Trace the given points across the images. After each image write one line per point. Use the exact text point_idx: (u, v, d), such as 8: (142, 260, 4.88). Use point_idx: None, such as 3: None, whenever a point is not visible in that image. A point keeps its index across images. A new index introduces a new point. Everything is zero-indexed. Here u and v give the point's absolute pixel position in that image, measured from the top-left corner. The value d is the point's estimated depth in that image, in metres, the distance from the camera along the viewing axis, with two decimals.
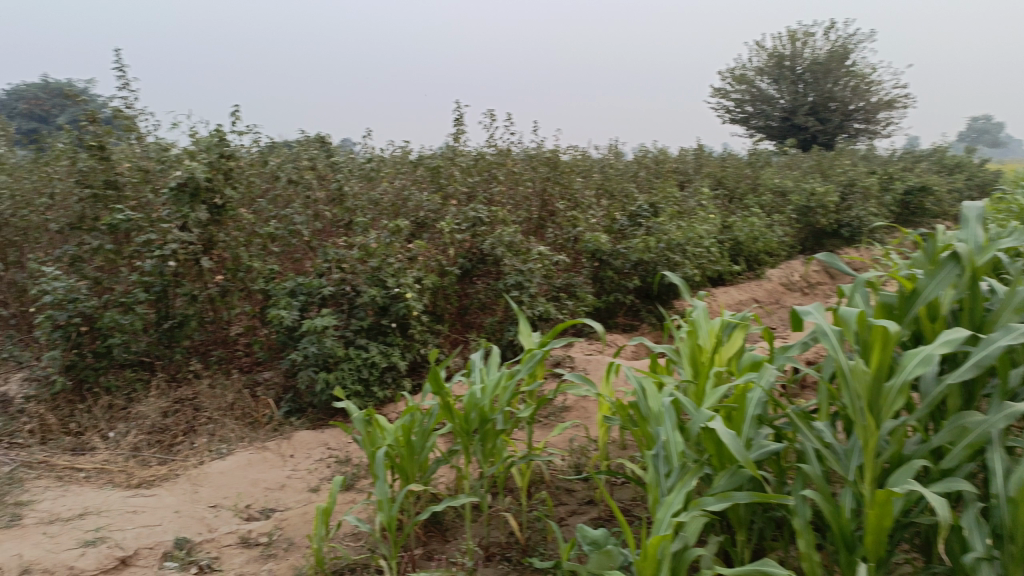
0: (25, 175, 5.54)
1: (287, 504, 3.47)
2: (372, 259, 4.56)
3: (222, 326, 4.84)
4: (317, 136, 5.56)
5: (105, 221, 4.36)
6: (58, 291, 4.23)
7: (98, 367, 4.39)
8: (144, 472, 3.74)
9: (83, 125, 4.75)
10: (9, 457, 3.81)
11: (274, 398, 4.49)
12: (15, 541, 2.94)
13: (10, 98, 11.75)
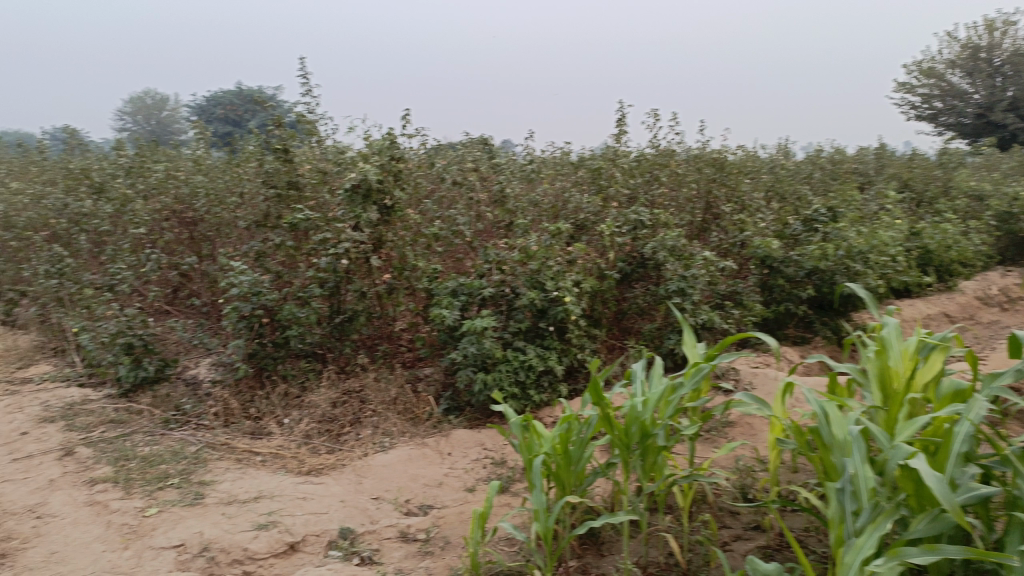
0: (219, 175, 6.03)
1: (444, 502, 3.51)
2: (532, 261, 4.48)
3: (387, 322, 4.98)
4: (480, 138, 5.68)
5: (287, 220, 4.63)
6: (244, 284, 4.51)
7: (277, 356, 4.68)
8: (315, 459, 3.93)
9: (271, 129, 5.12)
10: (197, 437, 4.14)
11: (434, 395, 4.58)
12: (198, 519, 3.17)
13: (210, 105, 13.02)
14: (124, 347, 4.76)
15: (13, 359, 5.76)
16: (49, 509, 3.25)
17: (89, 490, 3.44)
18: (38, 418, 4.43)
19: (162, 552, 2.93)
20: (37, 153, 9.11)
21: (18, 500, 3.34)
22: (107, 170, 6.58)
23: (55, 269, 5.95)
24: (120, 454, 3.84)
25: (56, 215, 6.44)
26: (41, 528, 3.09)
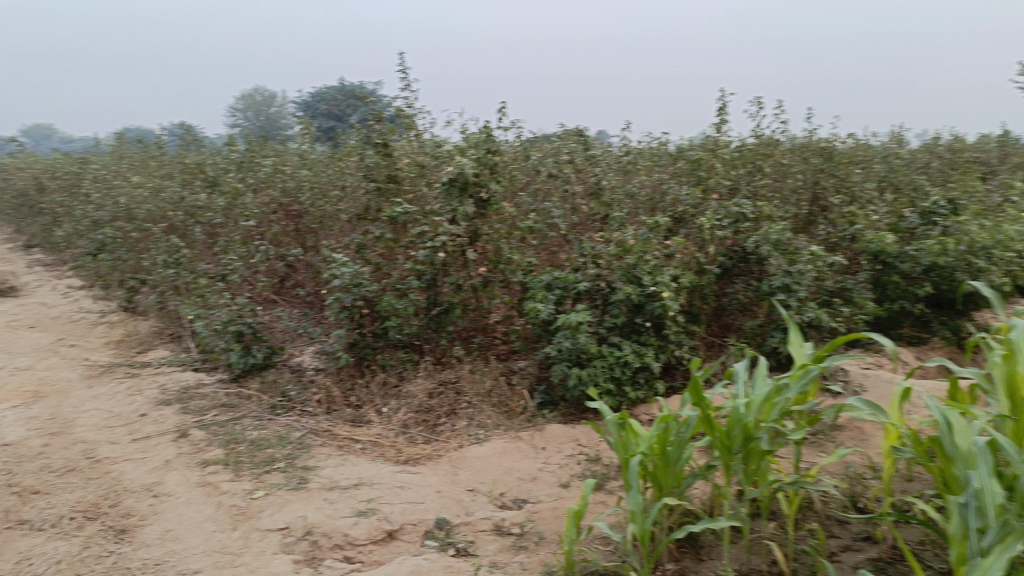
0: (322, 169, 6.24)
1: (539, 497, 3.51)
2: (629, 255, 4.39)
3: (482, 315, 5.01)
4: (576, 129, 5.63)
5: (386, 214, 4.73)
6: (345, 276, 4.63)
7: (376, 346, 4.79)
8: (412, 449, 4.01)
9: (371, 124, 5.27)
10: (301, 423, 4.29)
11: (528, 388, 4.58)
12: (302, 503, 3.29)
13: (314, 100, 13.52)
14: (234, 334, 5.00)
15: (135, 343, 6.16)
16: (166, 488, 3.44)
17: (202, 471, 3.63)
18: (156, 400, 4.71)
19: (268, 534, 3.06)
20: (157, 149, 9.68)
21: (137, 478, 3.55)
22: (219, 165, 6.92)
23: (172, 259, 6.32)
24: (230, 437, 4.02)
25: (174, 208, 6.83)
26: (158, 506, 3.27)
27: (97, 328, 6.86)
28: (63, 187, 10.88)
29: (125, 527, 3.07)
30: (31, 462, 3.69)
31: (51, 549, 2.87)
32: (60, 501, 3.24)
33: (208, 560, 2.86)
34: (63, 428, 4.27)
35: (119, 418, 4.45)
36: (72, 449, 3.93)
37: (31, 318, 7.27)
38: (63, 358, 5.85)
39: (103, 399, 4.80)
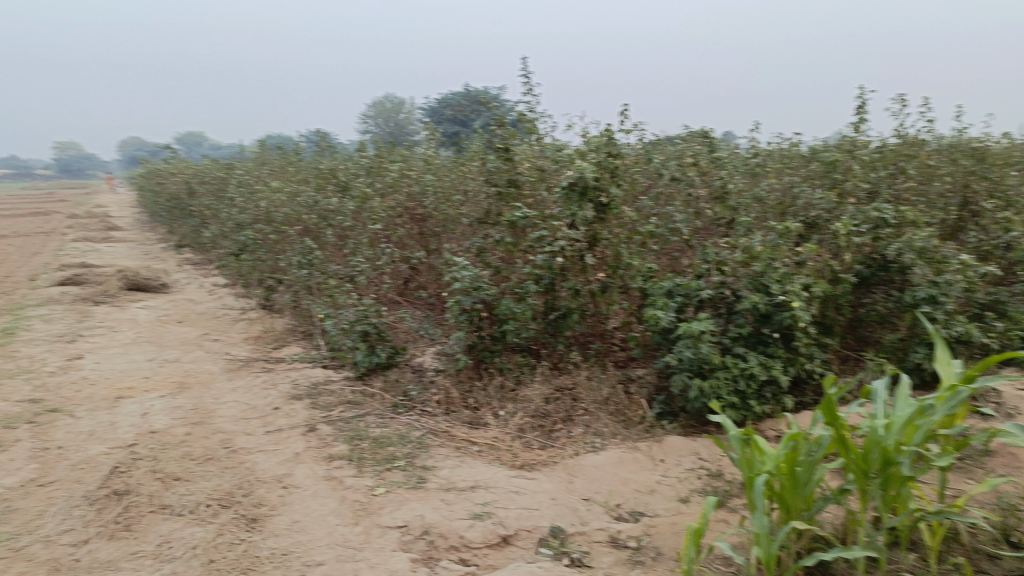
0: (446, 174, 6.38)
1: (657, 511, 3.41)
2: (755, 262, 4.19)
3: (600, 321, 4.91)
4: (701, 131, 5.47)
5: (506, 218, 4.75)
6: (466, 279, 4.70)
7: (494, 349, 4.83)
8: (528, 454, 4.00)
9: (494, 129, 5.31)
10: (421, 422, 4.39)
11: (647, 398, 4.48)
12: (420, 502, 3.35)
13: (440, 106, 13.91)
14: (360, 334, 5.20)
15: (271, 339, 6.53)
16: (294, 480, 3.61)
17: (327, 465, 3.78)
18: (288, 395, 4.97)
19: (388, 531, 3.14)
20: (294, 155, 10.25)
21: (269, 469, 3.75)
22: (350, 170, 7.23)
23: (306, 261, 6.67)
24: (354, 434, 4.18)
25: (308, 211, 7.20)
26: (287, 497, 3.43)
27: (238, 324, 7.33)
28: (211, 191, 11.73)
29: (257, 516, 3.23)
30: (176, 449, 3.97)
31: (188, 533, 3.04)
32: (199, 488, 3.44)
33: (331, 553, 2.97)
34: (205, 418, 4.58)
35: (254, 410, 4.72)
36: (212, 438, 4.20)
37: (181, 313, 7.87)
38: (208, 351, 6.29)
39: (241, 392, 5.11)
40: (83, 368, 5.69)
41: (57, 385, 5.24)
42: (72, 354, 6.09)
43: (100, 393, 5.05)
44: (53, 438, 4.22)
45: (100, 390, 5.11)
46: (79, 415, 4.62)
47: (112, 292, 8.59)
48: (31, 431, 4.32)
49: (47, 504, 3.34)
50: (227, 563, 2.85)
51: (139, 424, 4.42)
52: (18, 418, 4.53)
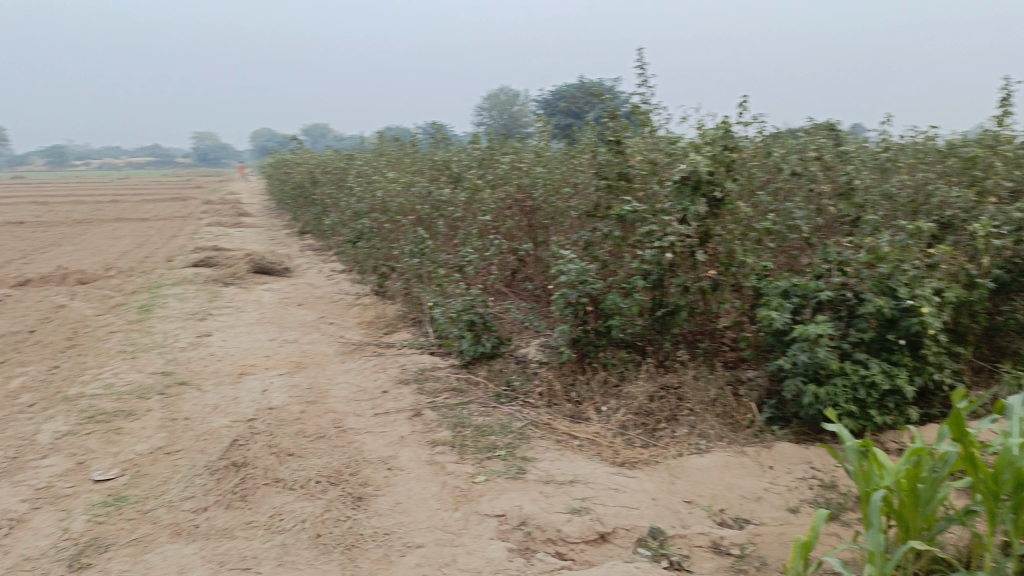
0: (557, 167, 6.37)
1: (763, 519, 3.28)
2: (881, 264, 3.95)
3: (710, 319, 4.76)
4: (826, 123, 5.21)
5: (616, 211, 4.68)
6: (572, 272, 4.67)
7: (599, 344, 4.79)
8: (630, 451, 3.94)
9: (606, 122, 5.28)
10: (523, 413, 4.41)
11: (757, 401, 4.31)
12: (519, 493, 3.37)
13: (554, 98, 13.91)
14: (467, 323, 5.28)
15: (382, 324, 6.75)
16: (399, 463, 3.72)
17: (431, 450, 3.87)
18: (396, 379, 5.12)
19: (486, 519, 3.17)
20: (411, 147, 10.53)
21: (375, 450, 3.88)
22: (463, 162, 7.35)
23: (417, 250, 6.85)
24: (457, 421, 4.25)
25: (421, 201, 7.38)
26: (391, 478, 3.54)
27: (352, 309, 7.63)
28: (332, 180, 12.24)
29: (362, 495, 3.35)
30: (290, 426, 4.18)
31: (299, 507, 3.19)
32: (310, 464, 3.59)
33: (430, 536, 3.04)
34: (318, 397, 4.79)
35: (364, 393, 4.90)
36: (324, 417, 4.39)
37: (301, 297, 8.28)
38: (323, 334, 6.58)
39: (352, 374, 5.32)
40: (211, 345, 6.08)
41: (188, 360, 5.63)
42: (201, 331, 6.53)
43: (225, 369, 5.39)
44: (182, 409, 4.53)
45: (225, 367, 5.44)
46: (206, 388, 4.94)
47: (239, 275, 9.13)
48: (163, 402, 4.66)
49: (174, 471, 3.60)
50: (332, 539, 2.97)
51: (258, 401, 4.68)
52: (152, 389, 4.90)
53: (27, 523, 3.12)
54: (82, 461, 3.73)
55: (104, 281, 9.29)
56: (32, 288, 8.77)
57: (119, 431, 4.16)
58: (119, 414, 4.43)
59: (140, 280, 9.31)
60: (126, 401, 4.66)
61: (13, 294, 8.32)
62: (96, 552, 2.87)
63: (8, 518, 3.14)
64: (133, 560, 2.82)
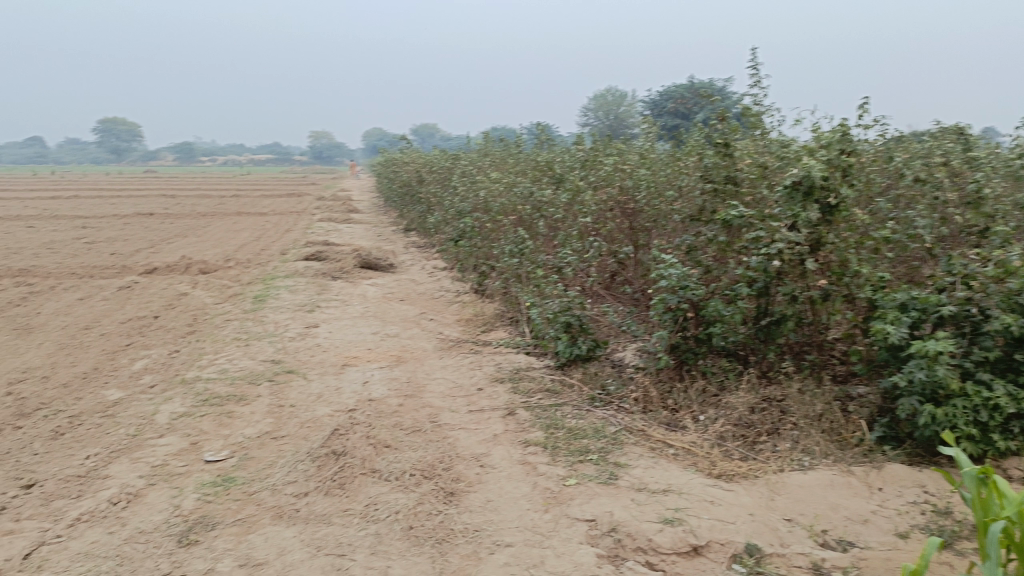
0: (661, 169, 6.24)
1: (868, 543, 3.11)
2: (1011, 279, 3.67)
3: (819, 330, 4.53)
4: (954, 126, 4.91)
5: (721, 216, 4.53)
6: (673, 277, 4.57)
7: (698, 351, 4.67)
8: (728, 463, 3.81)
9: (714, 124, 5.16)
10: (617, 418, 4.35)
11: (867, 419, 4.08)
12: (610, 499, 3.33)
13: (663, 99, 13.65)
14: (563, 325, 5.25)
15: (481, 322, 6.84)
16: (491, 460, 3.75)
17: (523, 450, 3.88)
18: (492, 377, 5.18)
19: (576, 523, 3.15)
20: (515, 148, 10.61)
21: (469, 446, 3.93)
22: (566, 163, 7.34)
23: (517, 249, 6.90)
24: (551, 422, 4.25)
25: (523, 201, 7.42)
26: (483, 476, 3.57)
27: (452, 306, 7.77)
28: (437, 179, 12.49)
29: (454, 490, 3.40)
30: (388, 418, 4.29)
31: (393, 498, 3.27)
32: (405, 457, 3.68)
33: (520, 536, 3.05)
34: (416, 392, 4.90)
35: (460, 389, 4.98)
36: (421, 412, 4.48)
37: (404, 292, 8.50)
38: (424, 329, 6.73)
39: (449, 370, 5.41)
40: (317, 336, 6.34)
41: (296, 349, 5.89)
42: (309, 322, 6.82)
43: (330, 360, 5.60)
44: (288, 396, 4.74)
45: (330, 358, 5.66)
46: (311, 378, 5.16)
47: (347, 269, 9.48)
48: (271, 388, 4.89)
49: (278, 456, 3.77)
50: (424, 532, 3.03)
51: (359, 392, 4.84)
52: (262, 376, 5.16)
53: (143, 497, 3.32)
54: (195, 441, 3.97)
55: (223, 271, 9.86)
56: (160, 276, 9.41)
57: (230, 415, 4.40)
58: (231, 398, 4.69)
59: (256, 271, 9.82)
60: (238, 386, 4.93)
61: (143, 281, 8.97)
62: (203, 529, 3.03)
63: (126, 491, 3.34)
64: (237, 539, 2.96)
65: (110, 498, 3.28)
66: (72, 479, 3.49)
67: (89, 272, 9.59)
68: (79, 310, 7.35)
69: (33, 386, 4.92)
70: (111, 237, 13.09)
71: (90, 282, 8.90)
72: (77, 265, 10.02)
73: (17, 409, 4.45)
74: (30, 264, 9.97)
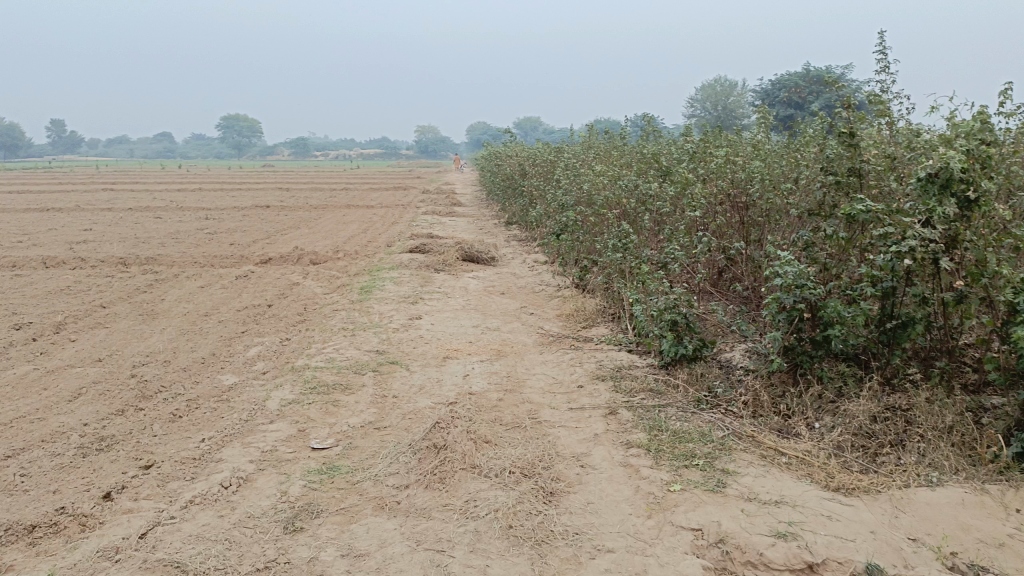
0: (776, 161, 5.93)
1: (1007, 570, 2.81)
2: None
3: (950, 334, 4.20)
4: None
5: (846, 211, 4.20)
6: (788, 276, 4.28)
7: (815, 355, 4.34)
8: (847, 476, 3.54)
9: (839, 112, 4.84)
10: (725, 422, 4.15)
11: (1003, 433, 3.68)
12: (717, 508, 3.17)
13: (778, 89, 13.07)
14: (669, 323, 5.02)
15: (582, 316, 6.73)
16: (592, 461, 3.66)
17: (625, 452, 3.77)
18: (593, 374, 5.08)
19: (681, 531, 3.02)
20: (620, 140, 10.40)
21: (569, 445, 3.85)
22: (673, 155, 7.13)
23: (621, 244, 6.76)
24: (654, 424, 4.10)
25: (628, 195, 7.26)
26: (584, 476, 3.49)
27: (553, 300, 7.70)
28: (541, 173, 12.44)
29: (554, 490, 3.33)
30: (488, 413, 4.28)
31: (492, 496, 3.23)
32: (505, 454, 3.64)
33: (622, 542, 2.94)
34: (516, 386, 4.87)
35: (560, 385, 4.91)
36: (521, 407, 4.44)
37: (505, 285, 8.52)
38: (524, 323, 6.70)
39: (550, 365, 5.35)
40: (420, 327, 6.42)
41: (399, 340, 5.99)
42: (412, 314, 6.92)
43: (431, 351, 5.66)
44: (391, 387, 4.82)
45: (432, 350, 5.71)
46: (414, 369, 5.22)
47: (449, 262, 9.58)
48: (375, 378, 4.99)
49: (381, 446, 3.82)
50: (524, 532, 2.97)
51: (460, 384, 4.86)
52: (367, 366, 5.27)
53: (252, 482, 3.43)
54: (302, 429, 4.08)
55: (332, 262, 10.19)
56: (274, 266, 9.82)
57: (336, 404, 4.50)
58: (337, 387, 4.80)
59: (363, 263, 10.09)
60: (344, 375, 5.05)
61: (258, 271, 9.38)
62: (309, 517, 3.09)
63: (237, 475, 3.46)
64: (341, 528, 3.01)
65: (222, 482, 3.40)
66: (188, 461, 3.64)
67: (209, 261, 10.13)
68: (199, 297, 7.76)
69: (156, 369, 5.20)
70: (230, 228, 13.80)
71: (210, 271, 9.40)
72: (199, 255, 10.60)
73: (140, 390, 4.71)
74: (157, 253, 10.63)
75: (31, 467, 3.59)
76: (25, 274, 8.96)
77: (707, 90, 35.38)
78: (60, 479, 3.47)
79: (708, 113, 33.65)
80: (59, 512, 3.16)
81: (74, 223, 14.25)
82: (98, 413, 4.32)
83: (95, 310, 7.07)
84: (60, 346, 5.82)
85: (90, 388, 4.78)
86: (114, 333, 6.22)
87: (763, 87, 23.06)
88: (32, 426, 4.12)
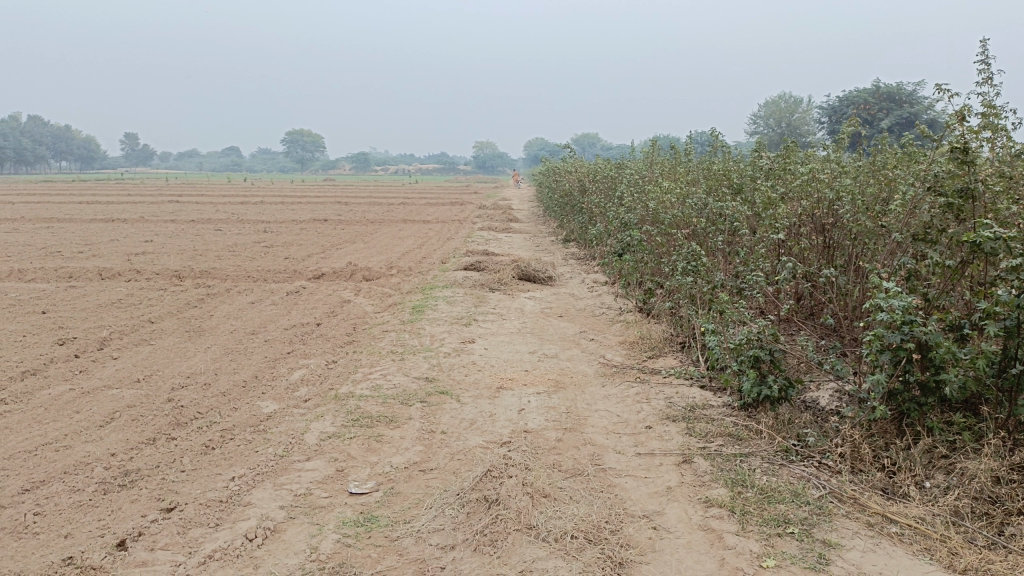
0: (865, 180, 5.35)
1: None
2: None
3: None
4: None
5: (967, 237, 3.58)
6: (894, 310, 3.63)
7: (924, 403, 3.73)
8: (974, 552, 2.94)
9: (946, 125, 4.27)
10: (820, 480, 3.60)
11: None
12: None
13: None
14: (750, 359, 4.43)
15: (647, 343, 6.21)
16: (666, 522, 3.18)
17: (704, 512, 3.27)
18: (663, 413, 4.57)
19: None
20: (685, 156, 9.81)
21: (640, 501, 3.37)
22: (746, 171, 6.61)
23: (691, 267, 6.24)
24: (737, 477, 3.58)
25: (697, 213, 6.76)
26: (657, 542, 3.01)
27: (614, 325, 7.18)
28: (600, 189, 12.02)
29: (624, 560, 2.85)
30: (546, 457, 3.82)
31: (552, 566, 2.78)
32: (567, 512, 3.17)
33: None
34: (577, 425, 4.39)
35: (626, 425, 4.42)
36: (582, 450, 3.98)
37: (563, 308, 8.04)
38: (584, 351, 6.21)
39: (613, 400, 4.86)
40: (473, 353, 6.01)
41: (450, 367, 5.59)
42: (465, 337, 6.51)
43: (484, 381, 5.23)
44: (439, 421, 4.41)
45: (486, 378, 5.29)
46: (465, 401, 4.80)
47: (505, 281, 9.19)
48: (422, 411, 4.59)
49: (426, 493, 3.41)
50: None
51: (514, 421, 4.41)
52: (414, 395, 4.87)
53: (281, 534, 3.05)
54: (341, 468, 3.69)
55: (385, 279, 9.88)
56: (326, 282, 9.57)
57: (379, 439, 4.11)
58: (382, 419, 4.41)
59: (416, 280, 9.76)
60: (390, 406, 4.65)
61: (309, 286, 9.17)
62: None
63: (264, 525, 3.09)
64: None
65: (247, 533, 3.03)
66: (213, 505, 3.29)
67: (263, 275, 9.97)
68: (249, 314, 7.53)
69: (194, 392, 4.92)
70: (287, 242, 13.71)
71: (263, 286, 9.22)
72: (252, 268, 10.46)
73: (175, 417, 4.41)
74: (213, 266, 10.54)
75: (47, 505, 3.29)
76: (81, 286, 8.95)
77: (771, 107, 34.66)
78: (74, 521, 3.16)
79: (773, 129, 32.77)
80: (66, 563, 2.84)
81: (136, 234, 14.40)
82: (126, 442, 4.02)
83: (142, 326, 6.89)
84: (100, 364, 5.62)
85: (123, 412, 4.51)
86: (157, 351, 5.99)
87: (830, 106, 22.27)
88: (57, 455, 3.84)
